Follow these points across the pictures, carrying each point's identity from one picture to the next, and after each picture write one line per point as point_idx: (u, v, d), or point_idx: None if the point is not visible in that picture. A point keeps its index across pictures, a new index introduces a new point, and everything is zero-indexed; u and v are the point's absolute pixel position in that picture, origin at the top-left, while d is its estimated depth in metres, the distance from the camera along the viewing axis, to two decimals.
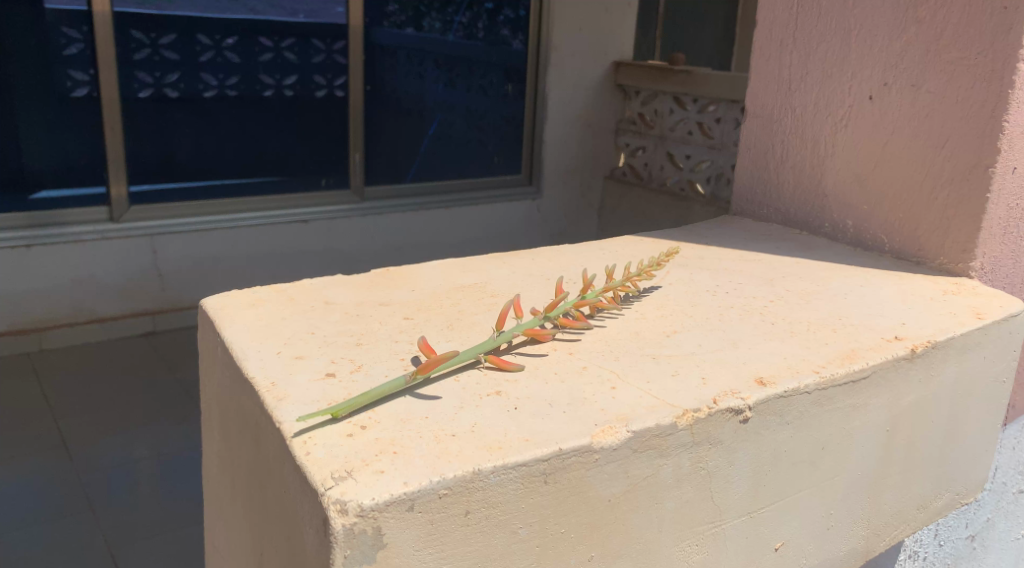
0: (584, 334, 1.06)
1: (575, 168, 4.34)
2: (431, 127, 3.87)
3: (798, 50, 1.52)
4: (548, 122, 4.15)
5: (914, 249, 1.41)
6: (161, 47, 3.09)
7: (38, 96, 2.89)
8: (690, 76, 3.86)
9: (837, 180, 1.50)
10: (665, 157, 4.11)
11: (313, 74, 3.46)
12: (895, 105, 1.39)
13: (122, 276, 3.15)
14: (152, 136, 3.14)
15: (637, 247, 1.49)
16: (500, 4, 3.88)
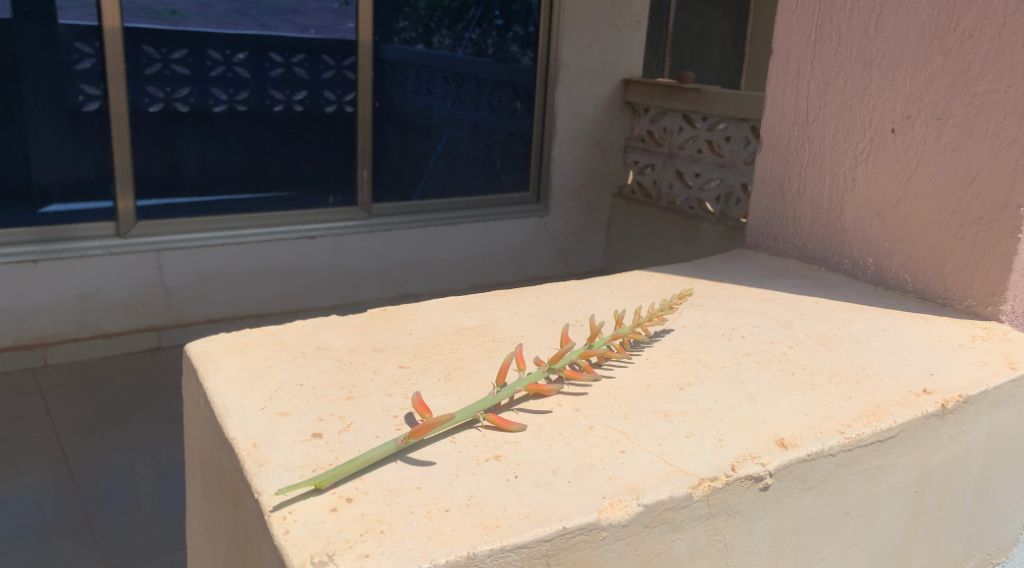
0: (590, 385, 1.00)
1: (583, 187, 4.29)
2: (439, 144, 3.82)
3: (815, 79, 1.46)
4: (557, 141, 4.10)
5: (940, 290, 1.34)
6: (172, 62, 3.05)
7: (48, 110, 2.86)
8: (701, 94, 3.80)
9: (857, 216, 1.43)
10: (674, 175, 4.06)
11: (322, 90, 3.40)
12: (919, 138, 1.32)
13: (128, 291, 3.10)
14: (160, 151, 3.09)
15: (648, 283, 1.43)
16: (510, 20, 3.85)
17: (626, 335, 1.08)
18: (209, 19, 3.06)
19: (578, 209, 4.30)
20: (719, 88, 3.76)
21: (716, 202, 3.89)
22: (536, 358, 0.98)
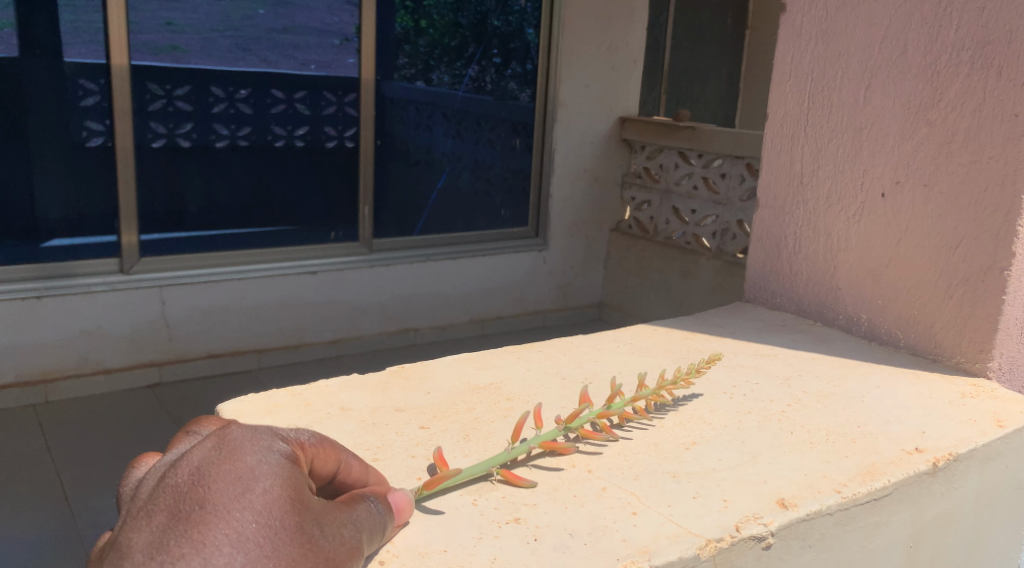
0: (608, 445, 1.06)
1: (580, 223, 4.37)
2: (439, 179, 3.90)
3: (809, 144, 1.54)
4: (555, 178, 4.20)
5: (930, 346, 1.40)
6: (175, 98, 3.13)
7: (52, 147, 2.93)
8: (696, 132, 3.89)
9: (850, 274, 1.50)
10: (671, 212, 4.14)
11: (324, 125, 3.49)
12: (906, 203, 1.40)
13: (130, 326, 3.16)
14: (163, 186, 3.16)
15: (652, 338, 1.49)
16: (508, 58, 3.97)
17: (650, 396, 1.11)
18: (210, 54, 3.16)
19: (576, 243, 4.39)
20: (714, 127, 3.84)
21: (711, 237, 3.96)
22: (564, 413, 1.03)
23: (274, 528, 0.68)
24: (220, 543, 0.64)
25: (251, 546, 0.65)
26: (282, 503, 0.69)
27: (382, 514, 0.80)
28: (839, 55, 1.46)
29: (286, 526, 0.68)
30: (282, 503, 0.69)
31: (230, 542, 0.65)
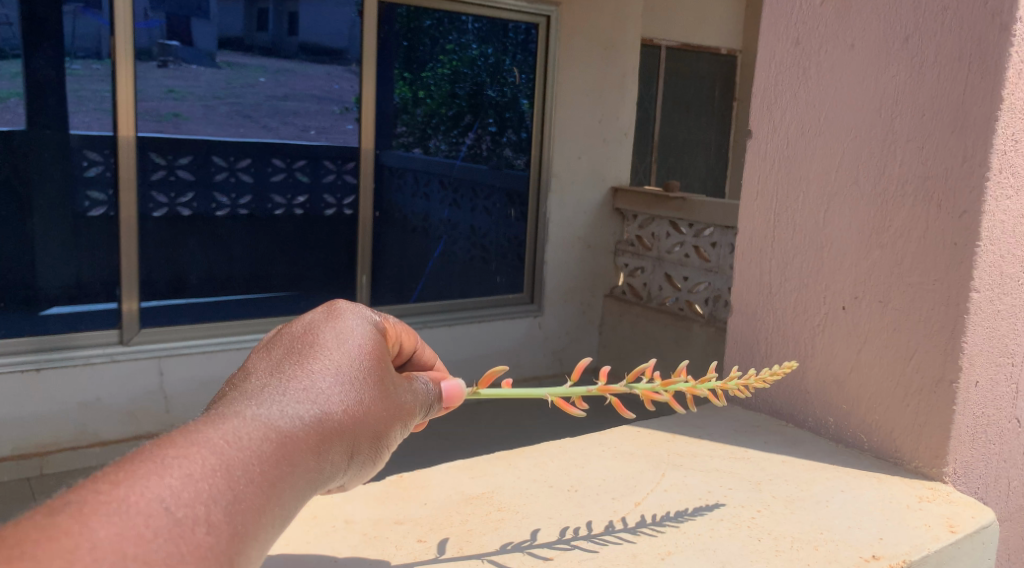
0: (607, 545, 1.20)
1: (574, 289, 5.67)
2: (440, 248, 5.09)
3: (776, 259, 1.66)
4: (551, 246, 5.48)
5: (892, 451, 1.51)
6: (177, 167, 4.02)
7: (63, 215, 3.76)
8: (687, 203, 5.01)
9: (817, 379, 1.61)
10: (664, 279, 5.32)
11: (322, 193, 4.50)
12: (865, 317, 1.51)
13: (127, 397, 3.99)
14: (162, 250, 4.03)
15: (633, 441, 1.59)
16: (504, 130, 5.21)
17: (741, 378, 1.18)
18: (211, 119, 4.06)
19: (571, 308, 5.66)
20: (703, 200, 4.94)
21: (704, 304, 5.03)
22: (644, 367, 1.11)
23: (370, 364, 0.77)
24: (329, 361, 0.74)
25: (354, 370, 0.75)
26: (377, 349, 0.79)
27: (434, 391, 0.92)
28: (800, 180, 1.59)
29: (380, 367, 0.78)
30: (377, 350, 0.79)
31: (338, 363, 0.75)
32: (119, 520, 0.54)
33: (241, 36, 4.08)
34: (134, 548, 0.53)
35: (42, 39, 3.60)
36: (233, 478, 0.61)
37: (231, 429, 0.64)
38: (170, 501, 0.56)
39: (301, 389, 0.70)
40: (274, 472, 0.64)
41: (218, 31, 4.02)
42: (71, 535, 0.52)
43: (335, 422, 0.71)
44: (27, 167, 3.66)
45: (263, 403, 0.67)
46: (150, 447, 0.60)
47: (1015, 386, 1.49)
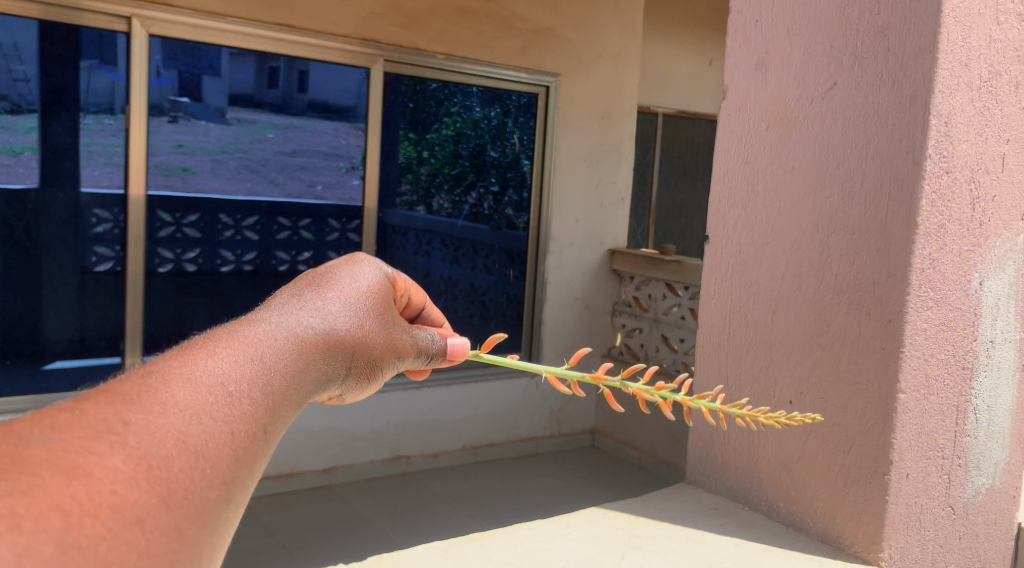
0: None
1: (570, 349, 6.39)
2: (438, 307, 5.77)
3: (731, 352, 1.77)
4: (547, 304, 6.20)
5: (835, 535, 1.63)
6: (183, 224, 4.55)
7: (69, 273, 4.24)
8: (682, 266, 5.67)
9: (770, 466, 1.73)
10: (662, 339, 5.95)
11: (326, 250, 5.11)
12: (809, 412, 1.63)
13: None
14: (171, 301, 4.58)
15: (599, 523, 1.70)
16: (504, 190, 6.02)
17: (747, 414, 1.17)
18: (218, 173, 4.64)
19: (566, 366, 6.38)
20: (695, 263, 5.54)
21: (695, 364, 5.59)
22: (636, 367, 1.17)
23: (377, 301, 0.90)
24: (342, 293, 0.87)
25: (363, 304, 0.87)
26: (383, 291, 0.92)
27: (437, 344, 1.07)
28: (751, 283, 1.72)
29: (381, 303, 0.91)
30: (379, 289, 0.92)
31: (349, 296, 0.87)
32: (186, 389, 0.65)
33: (252, 92, 4.70)
34: (198, 410, 0.65)
35: (60, 110, 4.11)
36: (273, 363, 0.72)
37: (265, 328, 0.75)
38: (220, 379, 0.68)
39: (320, 308, 0.82)
40: (304, 363, 0.75)
41: (229, 88, 4.62)
42: (156, 395, 0.64)
43: (346, 337, 0.82)
44: (38, 230, 4.13)
45: (291, 312, 0.79)
46: (199, 341, 0.71)
47: (947, 477, 1.64)
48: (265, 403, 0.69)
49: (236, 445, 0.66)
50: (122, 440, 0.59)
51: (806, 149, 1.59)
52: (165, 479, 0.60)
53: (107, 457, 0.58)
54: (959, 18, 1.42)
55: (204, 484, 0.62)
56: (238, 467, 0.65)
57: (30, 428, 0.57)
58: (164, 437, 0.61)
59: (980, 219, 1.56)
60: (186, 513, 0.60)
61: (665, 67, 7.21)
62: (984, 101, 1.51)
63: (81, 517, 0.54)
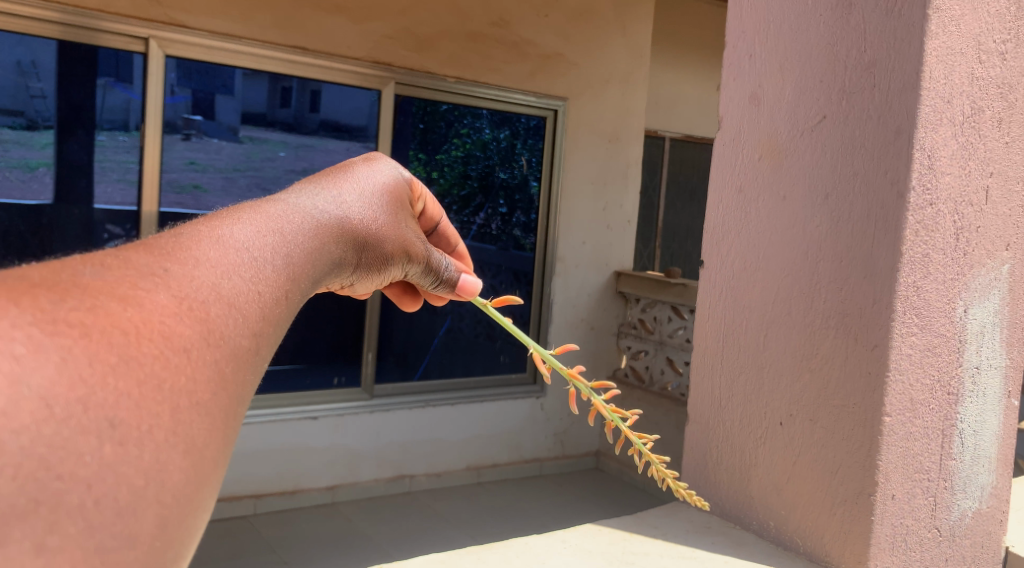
0: None
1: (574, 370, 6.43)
2: (444, 326, 5.82)
3: (725, 374, 1.82)
4: (553, 324, 6.25)
5: (823, 553, 1.65)
6: None
7: None
8: (686, 289, 5.74)
9: (760, 486, 1.76)
10: (666, 362, 6.03)
11: None
12: (798, 434, 1.68)
13: None
14: None
15: (591, 539, 1.73)
16: (512, 210, 6.08)
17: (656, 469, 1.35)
18: (229, 190, 4.78)
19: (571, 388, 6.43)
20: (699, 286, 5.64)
21: None
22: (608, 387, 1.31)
23: (384, 204, 1.02)
24: (353, 190, 0.98)
25: (371, 202, 0.99)
26: (390, 196, 1.04)
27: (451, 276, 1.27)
28: (744, 307, 1.78)
29: (380, 207, 1.00)
30: (378, 194, 1.02)
31: (360, 193, 0.98)
32: (215, 249, 0.74)
33: (264, 111, 4.81)
34: (230, 268, 0.74)
35: (77, 127, 4.24)
36: (291, 240, 0.81)
37: (286, 208, 0.85)
38: (245, 245, 0.76)
39: (334, 198, 0.93)
40: (315, 244, 0.85)
41: (242, 106, 4.73)
42: (190, 252, 0.73)
43: (353, 227, 0.93)
44: (51, 245, 4.24)
45: (310, 197, 0.89)
46: (223, 214, 0.80)
47: (932, 499, 1.68)
48: (285, 272, 0.78)
49: (264, 302, 0.75)
50: (165, 282, 0.69)
51: (797, 180, 1.66)
52: (203, 317, 0.69)
53: (154, 293, 0.67)
54: (941, 57, 1.48)
55: (237, 327, 0.72)
56: (265, 321, 0.75)
57: (84, 263, 0.67)
58: (201, 285, 0.71)
59: (965, 248, 1.62)
60: (224, 350, 0.70)
61: (673, 92, 7.32)
62: (967, 135, 1.57)
63: (138, 336, 0.63)
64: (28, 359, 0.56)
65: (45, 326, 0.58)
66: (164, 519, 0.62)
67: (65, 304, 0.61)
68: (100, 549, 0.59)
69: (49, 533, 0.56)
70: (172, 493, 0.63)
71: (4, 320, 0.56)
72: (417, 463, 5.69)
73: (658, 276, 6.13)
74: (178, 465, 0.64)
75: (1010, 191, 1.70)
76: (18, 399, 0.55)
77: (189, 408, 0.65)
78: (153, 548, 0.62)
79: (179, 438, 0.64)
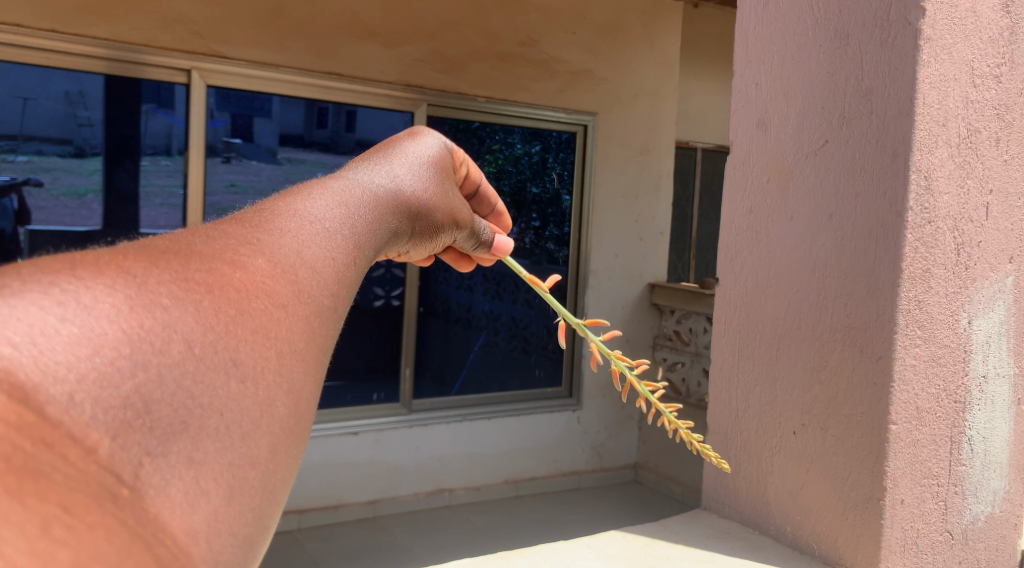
0: None
1: (609, 386, 6.52)
2: (479, 341, 5.96)
3: (739, 388, 1.91)
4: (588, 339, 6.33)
5: (836, 556, 1.72)
6: None
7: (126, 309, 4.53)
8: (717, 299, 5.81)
9: (776, 492, 1.83)
10: (701, 373, 6.09)
11: (375, 286, 5.40)
12: (812, 441, 1.75)
13: None
14: None
15: (616, 543, 1.80)
16: (545, 224, 6.21)
17: (672, 423, 1.35)
18: None
19: (606, 402, 6.51)
20: None
21: None
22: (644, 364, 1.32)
23: (437, 175, 1.05)
24: (405, 163, 1.00)
25: (423, 172, 1.02)
26: (441, 167, 1.07)
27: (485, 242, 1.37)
28: (756, 322, 1.86)
29: (432, 176, 1.03)
30: (430, 163, 1.04)
31: (411, 165, 1.01)
32: (293, 222, 0.74)
33: (301, 133, 5.01)
34: (308, 238, 0.74)
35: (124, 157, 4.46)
36: (356, 211, 0.82)
37: (348, 183, 0.86)
38: (320, 216, 0.77)
39: (388, 171, 0.95)
40: (377, 216, 0.86)
41: (280, 128, 4.93)
42: (275, 225, 0.73)
43: (409, 198, 0.95)
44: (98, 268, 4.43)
45: (366, 173, 0.91)
46: (293, 191, 0.81)
47: (942, 503, 1.75)
48: (354, 241, 0.79)
49: (338, 268, 0.75)
50: (260, 249, 0.69)
51: (802, 199, 1.75)
52: (295, 278, 0.69)
53: (253, 259, 0.68)
54: (934, 83, 1.58)
55: (323, 288, 0.72)
56: (339, 284, 0.74)
57: (191, 237, 0.68)
58: (289, 250, 0.71)
59: (966, 263, 1.70)
60: (313, 311, 0.70)
61: (702, 104, 7.42)
62: (964, 156, 1.66)
63: (248, 292, 0.64)
64: (172, 310, 0.57)
65: (179, 284, 0.60)
66: (275, 448, 0.62)
67: (190, 265, 0.62)
68: (230, 471, 0.58)
69: (193, 451, 0.55)
70: (280, 427, 0.63)
71: (148, 276, 0.58)
72: (455, 477, 5.79)
73: (692, 288, 6.20)
74: (283, 403, 0.63)
75: (1010, 206, 1.78)
76: (169, 338, 0.56)
77: (291, 354, 0.65)
78: (268, 472, 0.61)
79: (283, 381, 0.64)
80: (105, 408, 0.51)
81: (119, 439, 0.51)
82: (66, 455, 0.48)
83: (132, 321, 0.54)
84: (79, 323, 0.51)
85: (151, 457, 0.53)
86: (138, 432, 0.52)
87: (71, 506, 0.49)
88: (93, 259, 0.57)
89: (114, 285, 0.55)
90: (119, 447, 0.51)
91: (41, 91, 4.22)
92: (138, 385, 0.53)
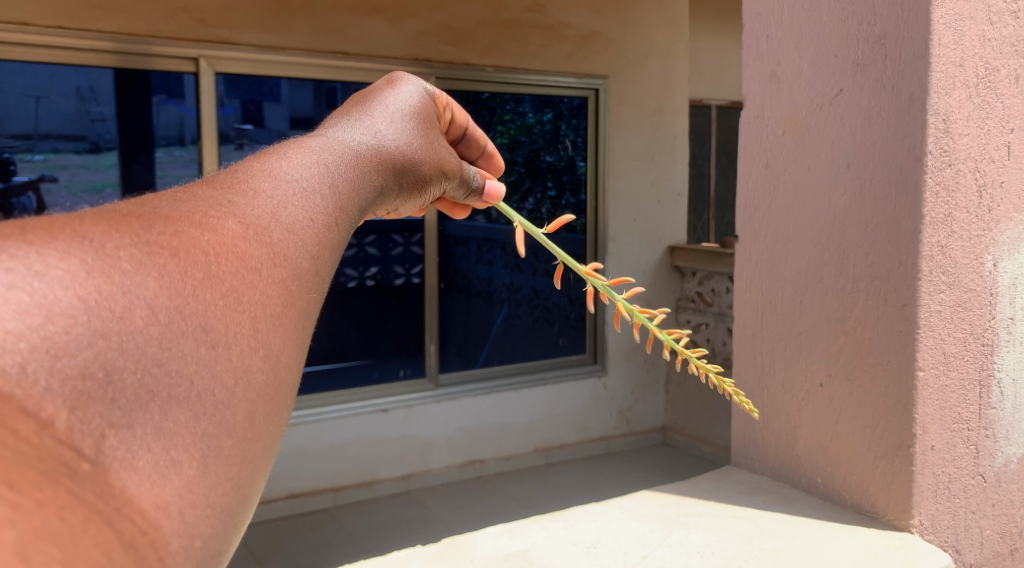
0: None
1: (633, 353, 6.54)
2: (501, 313, 5.98)
3: (765, 345, 1.90)
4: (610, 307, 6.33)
5: (869, 505, 1.72)
6: None
7: None
8: None
9: (806, 443, 1.83)
10: (725, 332, 6.06)
11: (394, 265, 5.42)
12: (839, 393, 1.75)
13: None
14: None
15: (645, 502, 1.82)
16: (562, 193, 6.19)
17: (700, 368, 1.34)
18: None
19: (631, 368, 6.54)
20: None
21: None
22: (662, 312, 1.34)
23: (419, 122, 1.06)
24: (384, 113, 1.01)
25: (403, 122, 1.03)
26: (423, 114, 1.08)
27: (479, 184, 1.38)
28: (779, 277, 1.86)
29: (414, 125, 1.04)
30: (411, 112, 1.05)
31: (390, 115, 1.02)
32: (269, 181, 0.77)
33: (312, 115, 5.01)
34: (283, 198, 0.76)
35: (139, 150, 4.51)
36: (335, 168, 0.84)
37: (325, 141, 0.87)
38: (296, 176, 0.79)
39: (369, 125, 0.96)
40: (360, 174, 0.87)
41: (290, 111, 4.94)
42: (248, 185, 0.76)
43: (392, 150, 0.96)
44: None
45: (345, 127, 0.92)
46: (272, 151, 0.83)
47: (974, 447, 1.74)
48: (334, 201, 0.80)
49: (319, 229, 0.77)
50: (231, 211, 0.72)
51: (821, 149, 1.73)
52: (268, 241, 0.72)
53: (223, 221, 0.70)
54: (949, 23, 1.55)
55: (301, 250, 0.74)
56: (321, 246, 0.76)
57: (159, 200, 0.71)
58: (263, 212, 0.73)
59: (989, 205, 1.68)
60: (292, 277, 0.72)
61: (714, 60, 7.33)
62: (983, 96, 1.64)
63: (216, 255, 0.67)
64: (133, 275, 0.61)
65: (141, 247, 0.63)
66: (252, 415, 0.65)
67: (153, 230, 0.65)
68: (203, 440, 0.62)
69: (161, 421, 0.59)
70: (257, 394, 0.66)
71: (106, 241, 0.61)
72: (486, 448, 5.83)
73: (712, 248, 6.17)
74: (259, 368, 0.67)
75: None
76: (130, 305, 0.59)
77: (267, 319, 0.68)
78: (246, 441, 0.65)
79: (260, 346, 0.67)
80: (62, 378, 0.54)
81: (78, 412, 0.54)
82: (18, 430, 0.52)
83: (88, 287, 0.57)
84: (28, 291, 0.54)
85: (115, 429, 0.56)
86: (97, 403, 0.56)
87: (17, 483, 0.53)
88: (46, 225, 0.59)
89: (68, 251, 0.58)
90: (78, 420, 0.54)
91: (52, 90, 4.24)
92: (97, 353, 0.56)
